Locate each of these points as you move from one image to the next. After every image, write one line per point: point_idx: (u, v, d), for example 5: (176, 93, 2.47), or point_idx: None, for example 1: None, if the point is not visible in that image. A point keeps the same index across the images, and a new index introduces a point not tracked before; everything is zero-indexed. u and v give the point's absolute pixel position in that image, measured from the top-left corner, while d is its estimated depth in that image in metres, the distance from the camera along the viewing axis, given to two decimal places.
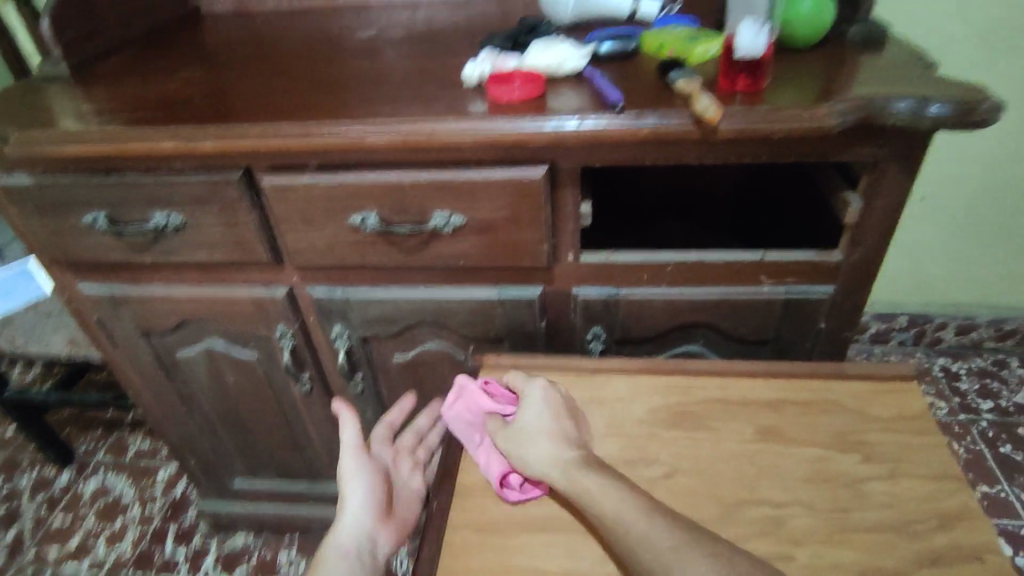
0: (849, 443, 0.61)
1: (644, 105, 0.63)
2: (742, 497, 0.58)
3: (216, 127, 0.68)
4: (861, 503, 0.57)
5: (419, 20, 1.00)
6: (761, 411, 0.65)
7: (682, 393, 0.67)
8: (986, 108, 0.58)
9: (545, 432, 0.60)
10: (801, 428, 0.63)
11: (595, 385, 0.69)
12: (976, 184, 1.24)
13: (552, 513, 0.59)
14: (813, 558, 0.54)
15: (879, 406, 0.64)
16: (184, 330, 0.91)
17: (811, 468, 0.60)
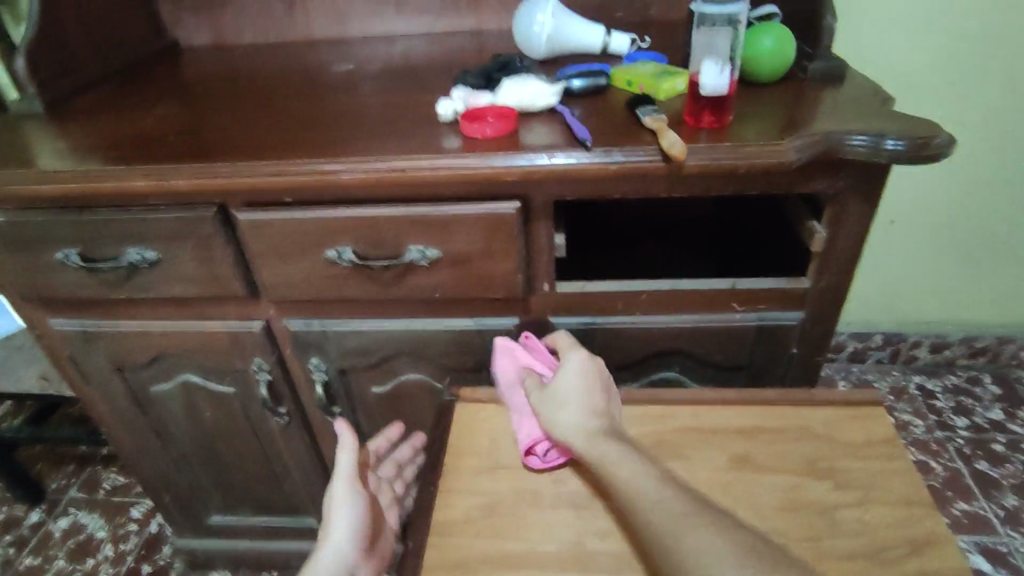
0: (820, 470, 0.63)
1: (613, 141, 0.64)
2: None
3: (191, 165, 0.69)
4: (833, 530, 0.58)
5: (396, 54, 1.02)
6: (734, 439, 0.66)
7: (657, 422, 0.68)
8: (939, 143, 0.60)
9: (579, 399, 0.62)
10: (773, 455, 0.64)
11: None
12: (941, 208, 1.28)
13: (530, 547, 0.59)
14: None
15: (848, 432, 0.66)
16: (158, 365, 0.90)
17: (785, 496, 0.60)
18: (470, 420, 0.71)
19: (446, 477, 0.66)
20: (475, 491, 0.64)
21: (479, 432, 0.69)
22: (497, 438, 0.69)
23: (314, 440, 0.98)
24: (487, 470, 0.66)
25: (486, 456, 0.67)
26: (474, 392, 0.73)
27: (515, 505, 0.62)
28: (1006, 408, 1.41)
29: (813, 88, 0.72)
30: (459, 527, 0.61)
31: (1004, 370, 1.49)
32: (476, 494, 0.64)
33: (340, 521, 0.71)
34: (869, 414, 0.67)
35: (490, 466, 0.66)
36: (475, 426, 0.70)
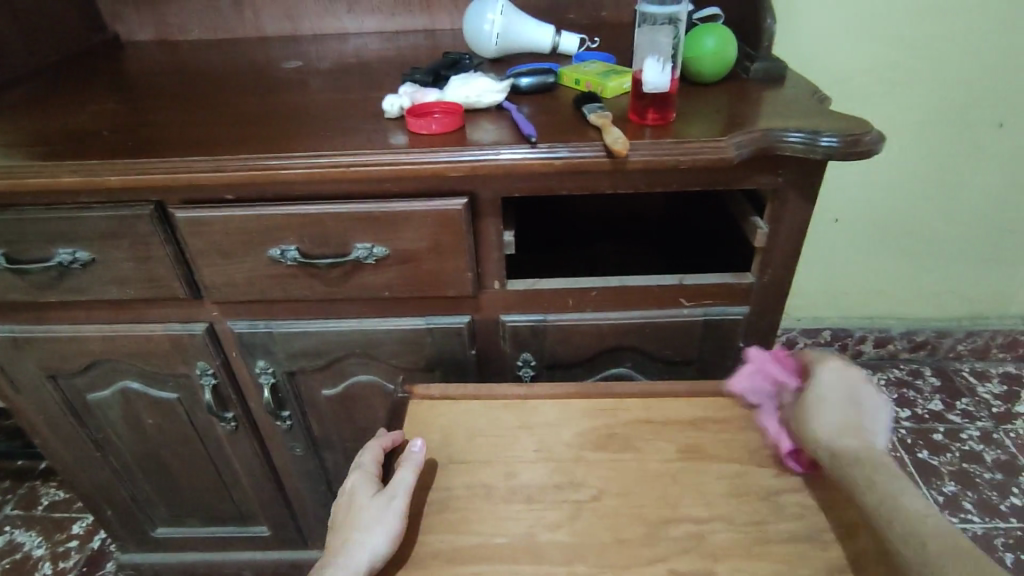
0: (765, 459, 0.64)
1: (559, 137, 0.65)
2: (665, 516, 0.59)
3: (124, 161, 0.66)
4: (776, 516, 0.59)
5: (348, 52, 1.00)
6: (682, 430, 0.67)
7: (609, 417, 0.69)
8: (870, 140, 0.63)
9: (848, 405, 0.58)
10: (720, 445, 0.65)
11: (524, 411, 0.70)
12: (881, 207, 1.33)
13: (479, 541, 0.58)
14: (733, 572, 0.55)
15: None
16: (95, 371, 0.86)
17: (729, 484, 0.62)
18: (421, 417, 0.70)
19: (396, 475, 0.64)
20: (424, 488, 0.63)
21: (429, 430, 0.68)
22: (448, 434, 0.68)
23: (264, 446, 0.95)
24: (437, 467, 0.65)
25: (435, 453, 0.66)
26: (424, 390, 0.72)
27: (464, 500, 0.61)
28: (946, 398, 1.47)
29: (753, 89, 0.74)
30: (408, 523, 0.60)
31: (943, 363, 1.56)
32: (425, 490, 0.63)
33: (379, 536, 0.55)
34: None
35: (439, 463, 0.65)
36: (426, 423, 0.69)
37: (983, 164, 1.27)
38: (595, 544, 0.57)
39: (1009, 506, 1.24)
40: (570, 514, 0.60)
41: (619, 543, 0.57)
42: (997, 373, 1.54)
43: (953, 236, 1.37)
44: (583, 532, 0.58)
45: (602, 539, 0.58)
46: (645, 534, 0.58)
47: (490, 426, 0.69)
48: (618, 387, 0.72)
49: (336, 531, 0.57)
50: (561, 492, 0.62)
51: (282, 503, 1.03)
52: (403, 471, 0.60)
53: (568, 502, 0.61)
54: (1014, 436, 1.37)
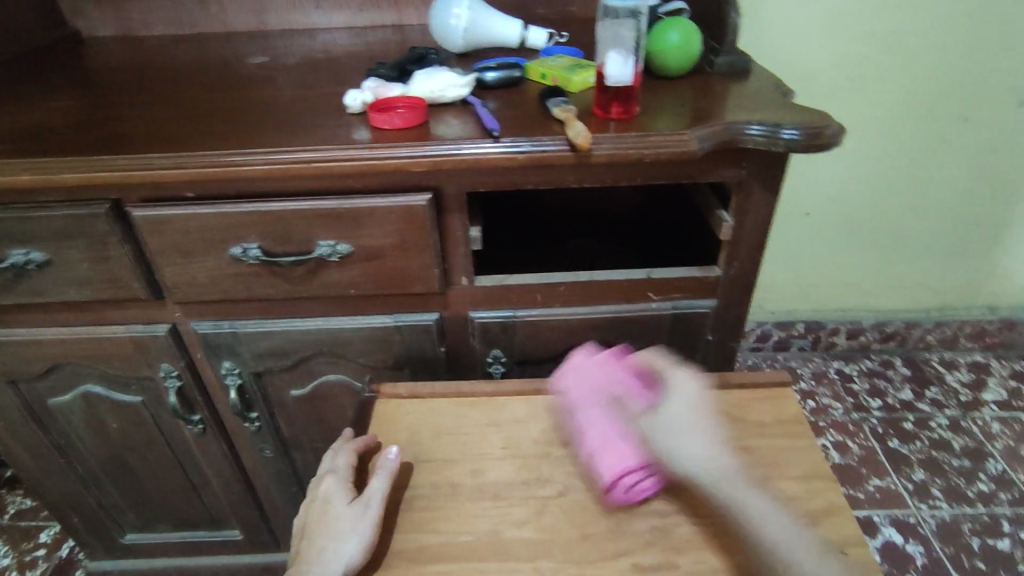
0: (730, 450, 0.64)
1: (522, 131, 0.64)
2: (632, 510, 0.59)
3: (77, 158, 0.64)
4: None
5: (316, 47, 0.99)
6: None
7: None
8: (830, 132, 0.63)
9: (697, 424, 0.57)
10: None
11: (493, 408, 0.70)
12: (850, 200, 1.35)
13: (446, 539, 0.58)
14: (697, 564, 0.55)
15: (757, 412, 0.68)
16: (55, 375, 0.84)
17: None
18: (388, 416, 0.69)
19: (362, 474, 0.63)
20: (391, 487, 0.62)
21: (397, 428, 0.68)
22: (415, 432, 0.67)
23: (233, 448, 0.94)
24: (404, 466, 0.64)
25: (402, 452, 0.65)
26: (392, 389, 0.72)
27: (431, 499, 0.61)
28: (915, 388, 1.50)
29: (718, 83, 0.74)
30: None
31: (913, 353, 1.59)
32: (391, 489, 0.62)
33: (349, 547, 0.55)
34: (781, 396, 0.70)
35: (406, 462, 0.64)
36: (394, 421, 0.69)
37: (948, 157, 1.29)
38: (561, 540, 0.57)
39: (976, 492, 1.26)
40: (537, 510, 0.60)
41: (585, 538, 0.57)
42: (965, 362, 1.57)
43: (920, 228, 1.39)
44: (550, 528, 0.58)
45: (568, 535, 0.58)
46: (612, 528, 0.58)
47: (458, 423, 0.68)
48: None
49: (309, 540, 0.57)
50: (529, 489, 0.61)
51: (253, 506, 1.02)
52: (378, 479, 0.59)
53: (535, 498, 0.61)
54: (981, 423, 1.40)
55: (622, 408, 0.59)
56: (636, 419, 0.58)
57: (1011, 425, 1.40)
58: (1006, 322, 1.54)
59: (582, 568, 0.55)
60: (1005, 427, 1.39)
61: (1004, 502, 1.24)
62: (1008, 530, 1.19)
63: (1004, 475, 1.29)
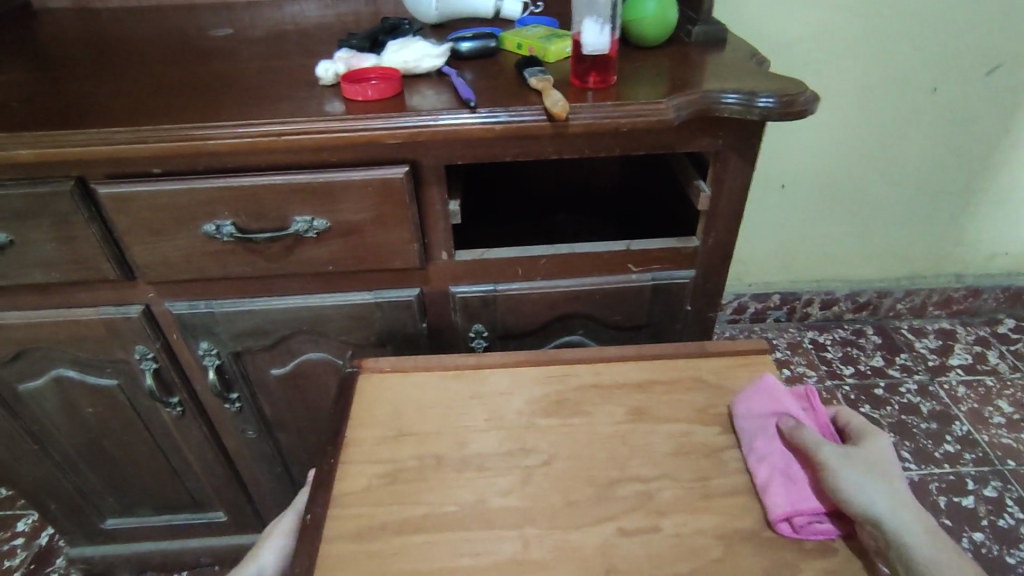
0: (710, 416, 0.66)
1: (499, 101, 0.63)
2: (615, 476, 0.60)
3: (36, 133, 0.62)
4: (719, 470, 0.61)
5: (284, 19, 0.96)
6: (632, 393, 0.68)
7: (560, 383, 0.69)
8: (805, 100, 0.64)
9: (878, 469, 0.55)
10: (670, 406, 0.67)
11: (475, 381, 0.70)
12: (825, 171, 1.36)
13: (432, 510, 0.58)
14: (679, 527, 0.56)
15: (735, 379, 0.70)
16: (23, 360, 0.81)
17: (677, 442, 0.63)
18: (372, 392, 0.69)
19: (345, 450, 0.63)
20: (374, 462, 0.62)
21: (379, 404, 0.68)
22: (398, 407, 0.67)
23: (213, 431, 0.93)
24: (389, 440, 0.64)
25: (386, 427, 0.65)
26: (373, 365, 0.72)
27: (416, 471, 0.61)
28: (886, 355, 1.54)
29: (694, 51, 0.74)
30: (357, 499, 0.59)
31: (883, 321, 1.63)
32: (376, 463, 0.62)
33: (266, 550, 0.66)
34: (761, 365, 0.71)
35: (390, 437, 0.65)
36: (377, 398, 0.69)
37: (918, 127, 1.31)
38: (548, 508, 0.58)
39: (943, 453, 1.31)
40: (522, 479, 0.60)
41: (569, 505, 0.58)
42: (932, 329, 1.62)
43: (891, 200, 1.42)
44: (535, 496, 0.59)
45: (553, 502, 0.58)
46: (596, 495, 0.59)
47: (441, 397, 0.68)
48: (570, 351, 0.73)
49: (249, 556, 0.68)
50: (514, 458, 0.62)
51: (239, 487, 1.02)
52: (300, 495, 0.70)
53: (520, 467, 0.61)
54: (947, 387, 1.45)
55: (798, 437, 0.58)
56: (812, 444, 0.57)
57: (976, 387, 1.45)
58: (971, 289, 1.59)
59: (567, 534, 0.56)
60: (970, 390, 1.44)
61: (969, 461, 1.29)
62: (972, 488, 1.24)
63: (969, 436, 1.34)
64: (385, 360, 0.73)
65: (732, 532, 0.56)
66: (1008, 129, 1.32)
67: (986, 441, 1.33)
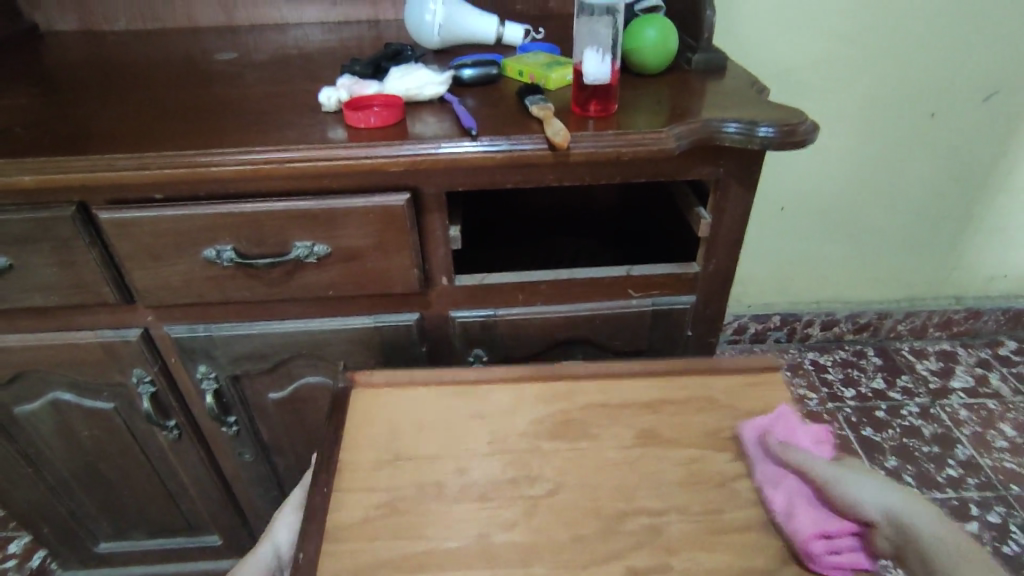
0: (717, 437, 0.64)
1: (500, 130, 0.64)
2: (623, 509, 0.58)
3: (39, 160, 0.62)
4: (733, 502, 0.59)
5: (288, 43, 0.97)
6: (638, 416, 0.66)
7: (563, 404, 0.68)
8: (805, 129, 0.64)
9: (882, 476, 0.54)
10: (678, 429, 0.65)
11: (476, 398, 0.69)
12: (824, 194, 1.37)
13: (435, 543, 0.57)
14: (687, 564, 0.55)
15: (748, 398, 0.67)
16: (20, 383, 0.81)
17: (686, 470, 0.61)
18: (370, 414, 0.68)
19: (342, 476, 0.62)
20: (372, 491, 0.61)
21: (378, 423, 0.67)
22: (396, 430, 0.66)
23: (211, 454, 0.92)
24: (388, 467, 0.63)
25: (384, 450, 0.64)
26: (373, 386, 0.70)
27: (417, 500, 0.60)
28: (887, 377, 1.53)
29: (693, 80, 0.75)
30: (354, 530, 0.58)
31: (885, 342, 1.63)
32: (375, 492, 0.61)
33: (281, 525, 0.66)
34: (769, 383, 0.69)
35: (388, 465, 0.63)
36: (375, 419, 0.67)
37: (915, 151, 1.32)
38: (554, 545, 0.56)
39: (946, 477, 1.30)
40: (526, 511, 0.59)
41: (576, 539, 0.57)
42: (933, 351, 1.61)
43: (891, 221, 1.42)
44: (540, 530, 0.57)
45: (559, 537, 0.57)
46: (602, 528, 0.57)
47: (441, 419, 0.67)
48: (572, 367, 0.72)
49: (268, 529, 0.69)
50: (518, 486, 0.61)
51: (234, 510, 1.00)
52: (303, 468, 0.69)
53: (525, 496, 0.60)
54: (949, 410, 1.44)
55: (807, 457, 0.57)
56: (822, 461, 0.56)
57: (978, 410, 1.44)
58: (972, 311, 1.58)
59: (575, 571, 0.55)
60: (972, 413, 1.44)
61: (972, 486, 1.28)
62: (975, 514, 1.22)
63: (972, 460, 1.33)
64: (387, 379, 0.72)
65: (743, 569, 0.54)
66: (1006, 153, 1.33)
67: (989, 465, 1.32)
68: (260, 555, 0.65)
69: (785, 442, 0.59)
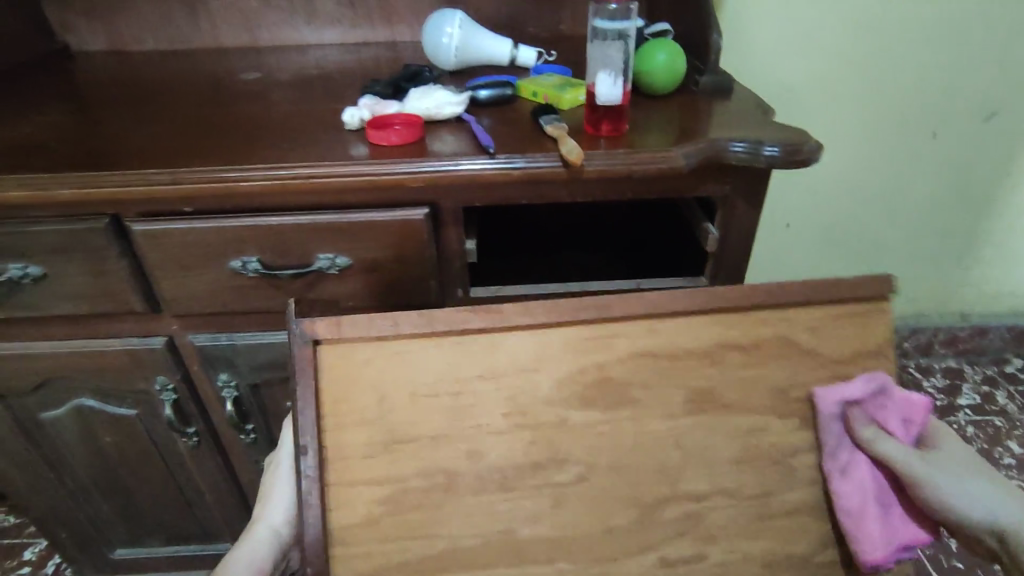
0: (756, 394, 0.57)
1: (516, 148, 0.67)
2: (664, 495, 0.57)
3: (76, 175, 0.65)
4: (788, 483, 0.58)
5: (309, 63, 1.01)
6: (677, 371, 0.57)
7: (588, 352, 0.56)
8: (809, 148, 0.66)
9: (973, 472, 0.53)
10: (721, 384, 0.57)
11: (485, 351, 0.56)
12: (829, 212, 1.39)
13: (456, 535, 0.55)
14: (727, 553, 0.57)
15: (830, 339, 0.58)
16: (47, 390, 0.83)
17: (743, 446, 0.57)
18: (348, 374, 0.55)
19: (332, 466, 0.55)
20: (371, 483, 0.55)
21: (361, 390, 0.55)
22: (388, 393, 0.55)
23: (228, 460, 0.94)
24: (386, 450, 0.55)
25: (376, 428, 0.55)
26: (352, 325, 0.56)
27: (423, 492, 0.55)
28: None
29: (701, 101, 0.78)
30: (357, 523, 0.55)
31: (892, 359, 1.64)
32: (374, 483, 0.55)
33: (272, 506, 0.61)
34: (834, 314, 0.59)
35: (386, 447, 0.55)
36: (359, 378, 0.55)
37: (919, 169, 1.34)
38: (576, 541, 0.56)
39: None
40: (556, 497, 0.56)
41: (606, 533, 0.56)
42: (939, 368, 1.62)
43: (896, 239, 1.44)
44: (562, 525, 0.56)
45: (592, 531, 0.56)
46: (638, 519, 0.56)
47: (442, 375, 0.55)
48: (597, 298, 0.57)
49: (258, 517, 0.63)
50: (546, 471, 0.56)
51: (248, 518, 1.02)
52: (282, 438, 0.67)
53: (553, 483, 0.56)
54: (956, 427, 1.45)
55: (895, 455, 0.54)
56: (912, 460, 0.53)
57: (985, 427, 1.45)
58: (977, 328, 1.59)
59: (601, 566, 0.56)
60: (979, 430, 1.44)
61: None
62: None
63: None
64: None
65: (783, 557, 0.57)
66: (1009, 172, 1.35)
67: None
68: (256, 539, 0.58)
69: (868, 430, 0.56)
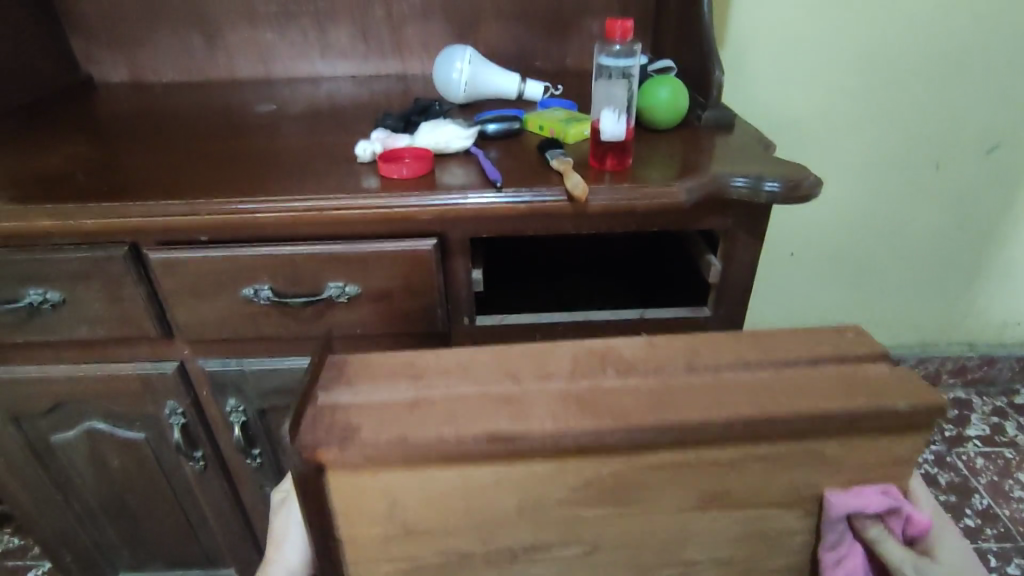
0: (769, 491, 0.54)
1: (523, 182, 0.68)
2: (661, 561, 0.57)
3: (97, 206, 0.67)
4: (775, 554, 0.57)
5: (321, 96, 1.04)
6: (698, 472, 0.52)
7: (611, 459, 0.51)
8: (809, 184, 0.68)
9: None
10: (744, 483, 0.53)
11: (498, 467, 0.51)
12: (832, 242, 1.40)
13: (462, 561, 0.56)
14: None
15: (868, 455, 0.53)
16: (59, 412, 0.85)
17: (743, 530, 0.56)
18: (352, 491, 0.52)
19: (342, 519, 0.53)
20: (378, 527, 0.54)
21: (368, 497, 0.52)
22: (398, 500, 0.52)
23: (233, 484, 0.95)
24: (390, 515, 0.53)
25: (389, 525, 0.54)
26: (354, 392, 0.54)
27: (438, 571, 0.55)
28: None
29: (703, 135, 0.80)
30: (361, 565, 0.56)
31: None
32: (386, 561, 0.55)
33: (287, 548, 0.60)
34: (890, 428, 0.51)
35: (397, 535, 0.54)
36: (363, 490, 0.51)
37: (923, 200, 1.36)
38: (581, 570, 0.57)
39: (963, 527, 1.28)
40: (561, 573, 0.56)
41: None
42: (948, 398, 1.61)
43: (901, 268, 1.45)
44: (563, 561, 0.56)
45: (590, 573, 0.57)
46: None
47: (451, 488, 0.52)
48: (622, 406, 0.52)
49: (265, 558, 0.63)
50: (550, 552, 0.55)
51: (251, 545, 1.02)
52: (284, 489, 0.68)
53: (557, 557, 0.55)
54: (965, 458, 1.44)
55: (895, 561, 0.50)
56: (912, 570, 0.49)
57: (994, 459, 1.43)
58: (986, 358, 1.59)
59: None
60: (989, 462, 1.43)
61: (991, 537, 1.26)
62: (995, 565, 1.21)
63: (989, 510, 1.32)
64: (366, 413, 0.52)
65: None
66: (1012, 205, 1.37)
67: (1006, 515, 1.30)
68: None
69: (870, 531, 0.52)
